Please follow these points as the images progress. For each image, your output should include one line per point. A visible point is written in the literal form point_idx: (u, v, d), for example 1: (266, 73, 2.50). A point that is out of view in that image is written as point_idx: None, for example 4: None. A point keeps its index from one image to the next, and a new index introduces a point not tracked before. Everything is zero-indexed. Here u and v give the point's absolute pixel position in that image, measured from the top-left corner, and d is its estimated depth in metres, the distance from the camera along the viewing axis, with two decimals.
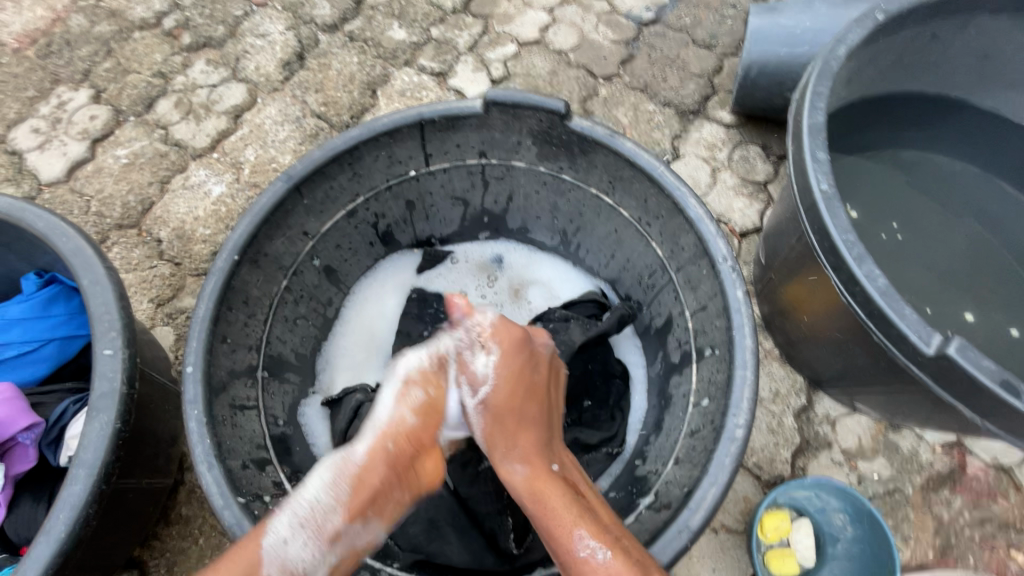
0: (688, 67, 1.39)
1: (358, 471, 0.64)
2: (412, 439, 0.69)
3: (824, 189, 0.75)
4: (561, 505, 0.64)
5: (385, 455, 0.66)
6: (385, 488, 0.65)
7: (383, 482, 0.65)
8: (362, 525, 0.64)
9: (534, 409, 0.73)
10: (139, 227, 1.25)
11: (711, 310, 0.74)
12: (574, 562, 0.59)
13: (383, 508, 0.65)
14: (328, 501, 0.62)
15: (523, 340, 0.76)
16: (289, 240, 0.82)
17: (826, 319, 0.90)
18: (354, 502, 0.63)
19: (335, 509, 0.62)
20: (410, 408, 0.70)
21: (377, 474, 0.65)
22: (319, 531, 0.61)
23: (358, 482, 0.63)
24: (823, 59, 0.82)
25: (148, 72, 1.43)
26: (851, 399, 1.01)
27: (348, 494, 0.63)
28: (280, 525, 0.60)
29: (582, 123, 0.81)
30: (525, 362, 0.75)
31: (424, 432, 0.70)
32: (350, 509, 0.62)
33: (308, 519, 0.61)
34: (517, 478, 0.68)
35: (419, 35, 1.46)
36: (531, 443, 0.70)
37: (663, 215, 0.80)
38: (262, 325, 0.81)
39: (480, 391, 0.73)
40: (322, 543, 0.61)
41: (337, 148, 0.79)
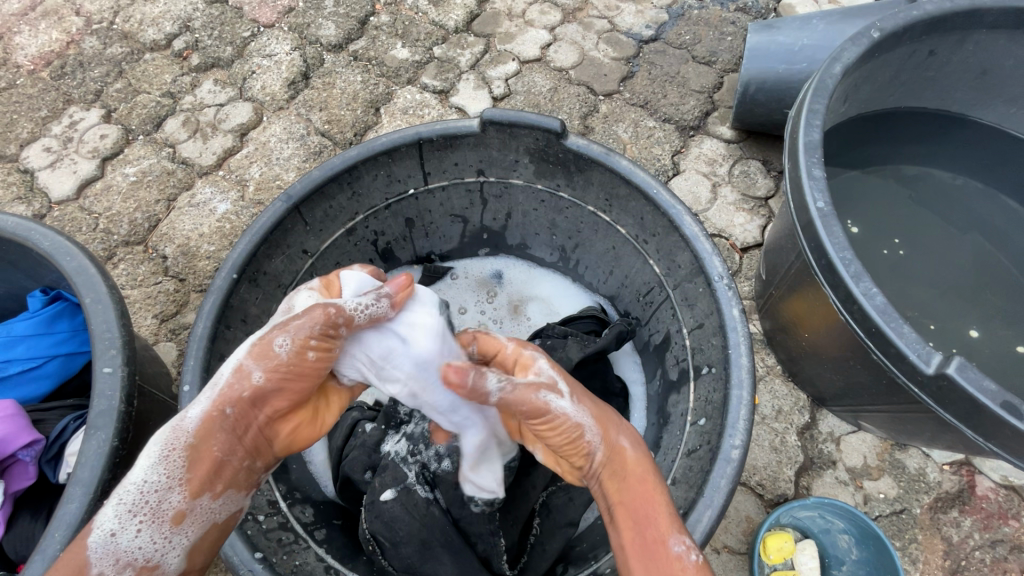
0: (687, 84, 1.40)
1: (190, 443, 0.60)
2: (258, 403, 0.63)
3: (820, 207, 0.74)
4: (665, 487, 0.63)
5: (224, 424, 0.61)
6: (227, 456, 0.62)
7: (223, 452, 0.61)
8: (210, 500, 0.61)
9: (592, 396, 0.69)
10: (145, 244, 1.27)
11: (707, 328, 0.74)
12: (672, 557, 0.56)
13: (231, 478, 0.63)
14: (159, 481, 0.58)
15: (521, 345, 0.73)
16: (288, 258, 0.83)
17: (827, 336, 0.89)
18: (190, 477, 0.60)
19: (168, 489, 0.59)
20: (259, 367, 0.61)
21: (218, 446, 0.61)
22: (156, 514, 0.58)
23: (193, 456, 0.60)
24: (818, 77, 0.82)
25: (158, 92, 1.46)
26: (855, 417, 0.99)
27: (181, 470, 0.59)
28: (106, 517, 0.57)
29: (578, 141, 0.81)
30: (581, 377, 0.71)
31: (275, 394, 0.63)
32: (188, 486, 0.59)
33: (140, 505, 0.58)
34: (630, 458, 0.63)
35: (422, 54, 1.48)
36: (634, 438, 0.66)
37: (659, 233, 0.80)
38: None
39: (562, 387, 0.64)
40: (165, 526, 0.58)
41: (336, 168, 0.80)
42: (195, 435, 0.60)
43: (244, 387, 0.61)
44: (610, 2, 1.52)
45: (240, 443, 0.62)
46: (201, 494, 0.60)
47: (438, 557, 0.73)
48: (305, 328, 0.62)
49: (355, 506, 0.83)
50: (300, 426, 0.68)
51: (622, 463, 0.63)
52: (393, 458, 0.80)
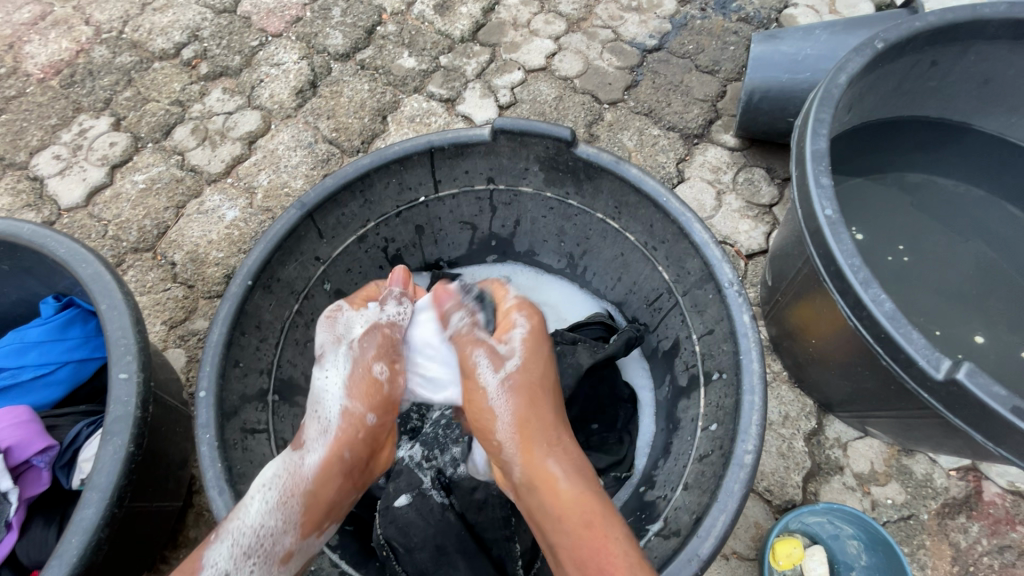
0: (691, 93, 1.42)
1: (308, 485, 0.65)
2: (367, 442, 0.69)
3: (828, 214, 0.75)
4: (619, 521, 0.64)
5: (342, 463, 0.67)
6: (339, 498, 0.67)
7: (336, 494, 0.67)
8: (315, 538, 0.66)
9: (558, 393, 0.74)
10: (154, 251, 1.28)
11: (718, 334, 0.74)
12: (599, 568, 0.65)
13: (337, 515, 0.68)
14: (275, 525, 0.62)
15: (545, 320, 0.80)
16: (301, 265, 0.84)
17: (834, 342, 0.90)
18: (306, 519, 0.64)
19: (283, 532, 0.63)
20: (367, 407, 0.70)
21: (331, 490, 0.66)
22: (267, 555, 0.62)
23: (311, 502, 0.65)
24: (824, 86, 0.84)
25: (166, 101, 1.48)
26: (862, 423, 1.00)
27: (297, 515, 0.64)
28: (218, 559, 0.60)
29: (587, 149, 0.82)
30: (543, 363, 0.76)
31: (379, 432, 0.71)
32: (302, 528, 0.64)
33: (253, 548, 0.61)
34: (561, 491, 0.65)
35: (428, 63, 1.50)
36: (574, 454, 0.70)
37: (669, 240, 0.81)
38: (273, 348, 0.82)
39: (508, 365, 0.72)
40: (275, 566, 0.62)
41: (349, 176, 0.81)
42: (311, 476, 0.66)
43: (357, 429, 0.69)
44: (614, 12, 1.54)
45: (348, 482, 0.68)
46: (311, 534, 0.65)
47: (451, 563, 0.73)
48: (370, 354, 0.72)
49: (367, 512, 0.83)
50: (381, 459, 0.73)
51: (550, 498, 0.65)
52: (407, 464, 0.83)
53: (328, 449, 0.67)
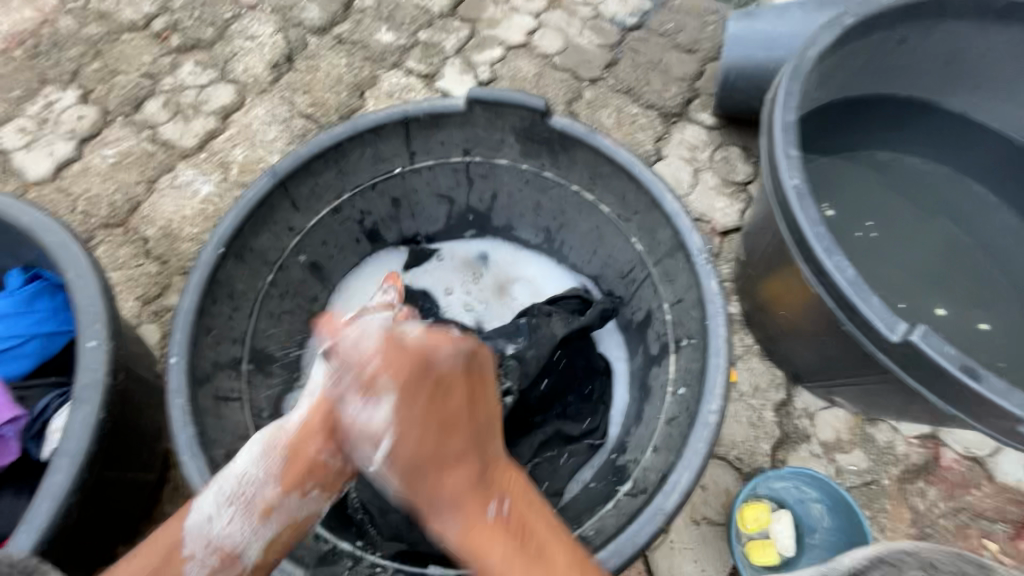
0: (670, 71, 1.43)
1: (290, 440, 0.61)
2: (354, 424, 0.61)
3: (796, 185, 0.77)
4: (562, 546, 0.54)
5: (318, 424, 0.60)
6: (319, 458, 0.60)
7: (319, 454, 0.60)
8: (301, 498, 0.60)
9: (456, 437, 0.55)
10: (125, 226, 1.25)
11: (687, 302, 0.76)
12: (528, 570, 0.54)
13: (324, 477, 0.61)
14: (256, 475, 0.60)
15: (421, 369, 0.54)
16: (274, 235, 0.83)
17: (802, 314, 0.92)
18: (284, 475, 0.60)
19: (264, 481, 0.60)
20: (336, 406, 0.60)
21: (313, 447, 0.60)
22: (249, 507, 0.59)
23: (291, 454, 0.60)
24: (795, 59, 0.85)
25: (136, 73, 1.44)
26: (829, 392, 1.03)
27: (277, 468, 0.60)
28: (204, 503, 0.60)
29: (562, 121, 0.83)
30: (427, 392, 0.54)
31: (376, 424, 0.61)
32: (284, 480, 0.60)
33: (236, 495, 0.59)
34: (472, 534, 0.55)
35: (407, 38, 1.48)
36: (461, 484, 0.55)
37: (641, 210, 0.82)
38: (246, 319, 0.81)
39: (380, 445, 0.56)
40: (253, 518, 0.59)
41: (322, 144, 0.81)
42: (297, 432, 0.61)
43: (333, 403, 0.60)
44: None
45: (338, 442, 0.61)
46: (293, 491, 0.60)
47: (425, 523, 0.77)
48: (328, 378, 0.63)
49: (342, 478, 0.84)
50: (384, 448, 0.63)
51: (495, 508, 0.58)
52: None
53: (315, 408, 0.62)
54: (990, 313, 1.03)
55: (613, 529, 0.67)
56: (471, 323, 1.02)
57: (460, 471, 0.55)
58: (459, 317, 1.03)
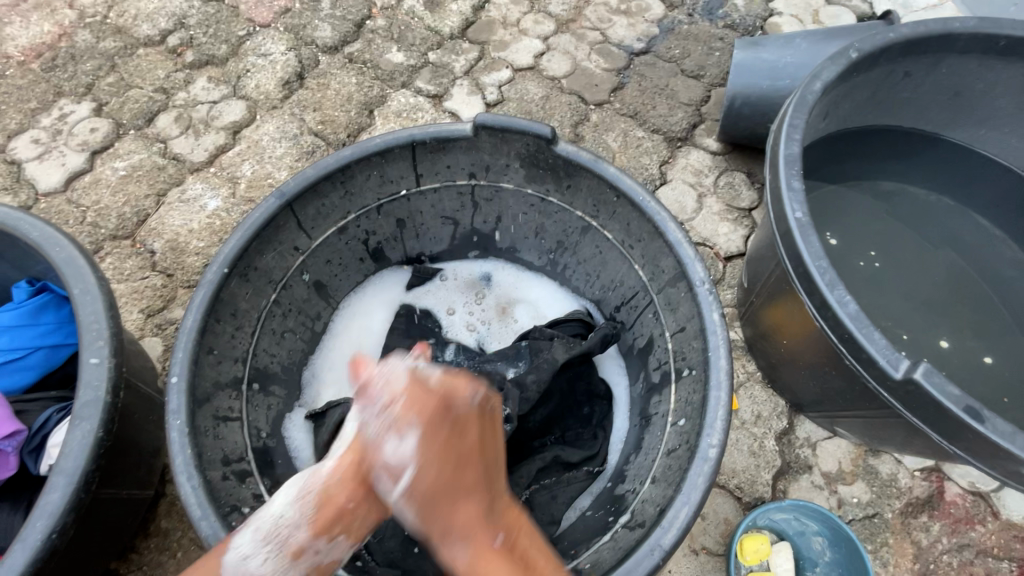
0: (676, 96, 1.45)
1: (325, 485, 0.55)
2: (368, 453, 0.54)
3: (798, 217, 0.75)
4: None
5: (351, 469, 0.54)
6: (351, 506, 0.54)
7: (348, 500, 0.54)
8: (328, 544, 0.55)
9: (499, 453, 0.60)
10: (133, 239, 1.26)
11: (689, 332, 0.75)
12: None
13: (352, 525, 0.56)
14: (290, 516, 0.55)
15: (443, 410, 0.51)
16: (280, 254, 0.83)
17: (805, 343, 0.92)
18: (317, 516, 0.54)
19: (296, 526, 0.54)
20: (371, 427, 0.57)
21: (341, 493, 0.54)
22: (279, 550, 0.54)
23: (323, 498, 0.54)
24: (799, 92, 0.85)
25: (150, 88, 1.47)
26: (832, 423, 1.03)
27: (314, 509, 0.54)
28: (241, 541, 0.56)
29: (567, 148, 0.84)
30: (449, 432, 0.51)
31: None
32: (314, 525, 0.54)
33: (271, 535, 0.55)
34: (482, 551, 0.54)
35: (417, 59, 1.51)
36: (477, 523, 0.51)
37: (644, 238, 0.81)
38: (249, 337, 0.81)
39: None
40: (286, 559, 0.54)
41: (330, 167, 0.81)
42: (330, 474, 0.55)
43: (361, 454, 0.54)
44: (602, 14, 1.56)
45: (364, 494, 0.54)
46: (322, 536, 0.55)
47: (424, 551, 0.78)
48: None
49: None
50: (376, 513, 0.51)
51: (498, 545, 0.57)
52: None
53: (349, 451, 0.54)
54: (995, 347, 1.02)
55: (611, 562, 0.67)
56: (472, 343, 1.02)
57: (474, 510, 0.51)
58: (461, 337, 1.02)
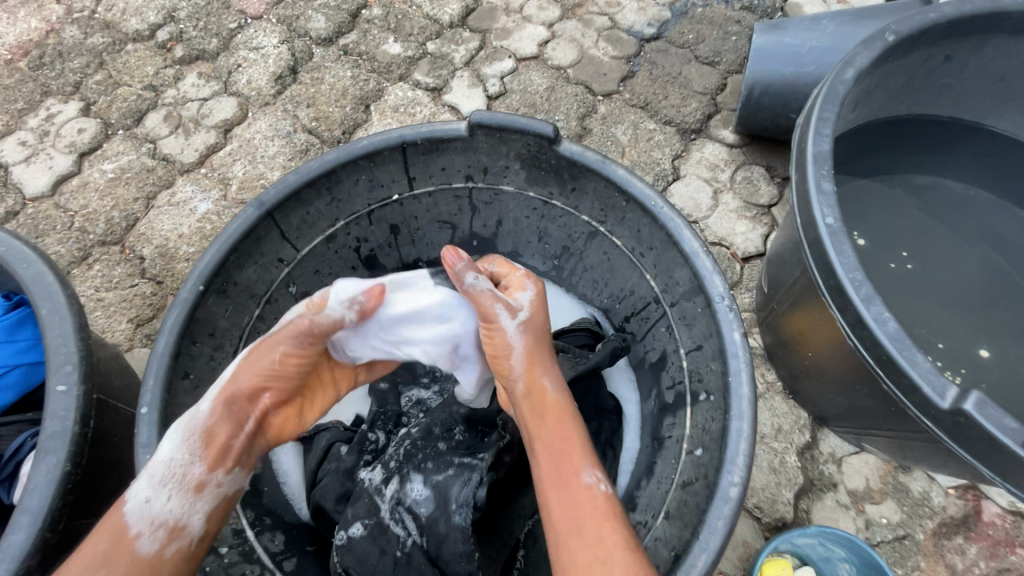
0: (690, 84, 1.36)
1: (208, 427, 0.63)
2: (253, 396, 0.66)
3: (830, 223, 0.67)
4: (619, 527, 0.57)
5: (233, 410, 0.64)
6: (235, 441, 0.65)
7: (231, 437, 0.65)
8: (227, 475, 0.65)
9: (554, 368, 0.70)
10: (122, 244, 1.22)
11: (706, 352, 0.68)
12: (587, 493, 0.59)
13: (241, 457, 0.66)
14: (183, 458, 0.62)
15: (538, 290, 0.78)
16: (262, 267, 0.77)
17: (831, 355, 0.85)
18: (209, 454, 0.63)
19: (192, 463, 0.62)
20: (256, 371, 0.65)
21: (224, 431, 0.64)
22: (182, 486, 0.61)
23: (209, 439, 0.63)
24: (829, 81, 0.77)
25: (139, 85, 1.42)
26: (859, 439, 0.96)
27: (200, 448, 0.62)
28: (137, 489, 0.60)
29: (571, 147, 0.76)
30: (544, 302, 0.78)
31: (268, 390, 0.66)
32: (207, 461, 0.63)
33: (167, 478, 0.61)
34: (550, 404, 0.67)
35: (415, 50, 1.43)
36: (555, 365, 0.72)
37: (656, 247, 0.74)
38: (230, 357, 0.75)
39: (520, 313, 0.71)
40: (188, 493, 0.62)
41: (313, 172, 0.75)
42: (209, 418, 0.64)
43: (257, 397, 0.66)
44: None
45: (243, 427, 0.66)
46: (218, 468, 0.64)
47: None
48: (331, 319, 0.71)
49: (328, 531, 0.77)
50: (286, 420, 0.71)
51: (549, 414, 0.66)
52: (365, 488, 0.73)
53: (222, 395, 0.64)
54: None
55: None
56: None
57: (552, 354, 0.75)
58: None
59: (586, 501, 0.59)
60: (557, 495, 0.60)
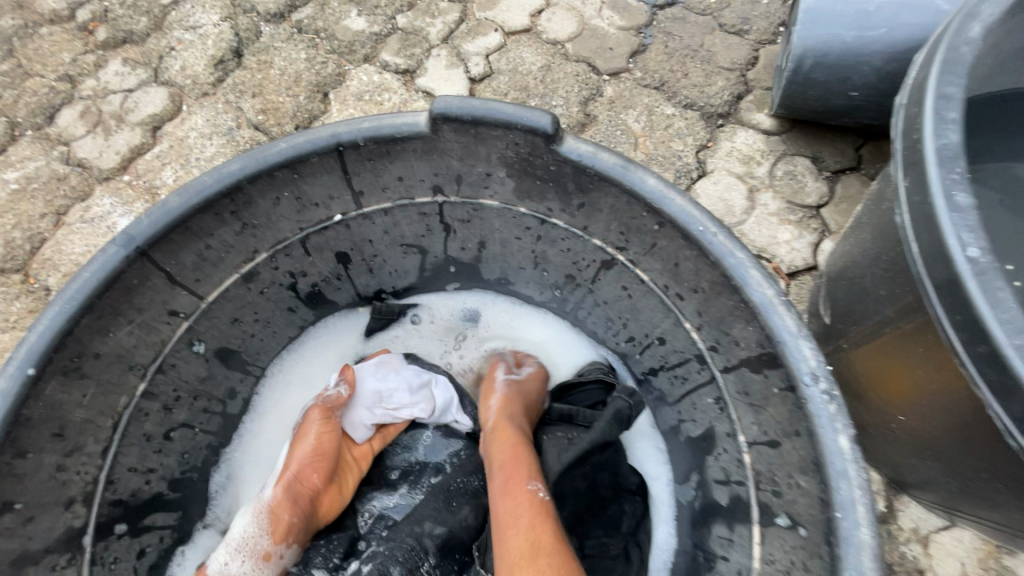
0: (715, 59, 1.12)
1: (270, 508, 0.60)
2: (305, 476, 0.62)
3: (974, 257, 0.45)
4: (558, 546, 0.52)
5: (287, 488, 0.61)
6: (297, 521, 0.60)
7: (294, 518, 0.60)
8: (293, 550, 0.61)
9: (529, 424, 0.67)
10: (24, 272, 0.99)
11: (788, 454, 0.47)
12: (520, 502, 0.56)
13: (306, 533, 0.62)
14: (251, 530, 0.60)
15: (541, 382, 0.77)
16: (142, 326, 0.55)
17: (936, 423, 0.61)
18: (273, 528, 0.59)
19: (259, 535, 0.59)
20: (303, 449, 0.63)
21: (286, 512, 0.60)
22: (252, 557, 0.59)
23: (272, 516, 0.60)
24: (947, 41, 0.53)
25: (53, 75, 1.18)
26: (953, 514, 0.73)
27: (265, 524, 0.60)
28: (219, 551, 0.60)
29: (578, 147, 0.53)
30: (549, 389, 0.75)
31: (313, 467, 0.62)
32: (273, 535, 0.59)
33: (241, 546, 0.59)
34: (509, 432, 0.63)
35: (382, 25, 1.19)
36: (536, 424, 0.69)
37: (704, 288, 0.52)
38: (95, 458, 0.54)
39: (516, 372, 0.71)
40: (257, 563, 0.59)
41: (207, 192, 0.52)
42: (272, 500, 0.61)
43: (304, 478, 0.62)
44: None
45: (302, 509, 0.61)
46: (285, 542, 0.60)
47: None
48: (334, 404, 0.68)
49: None
50: (332, 499, 0.64)
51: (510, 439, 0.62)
52: None
53: (283, 476, 0.62)
54: None
55: None
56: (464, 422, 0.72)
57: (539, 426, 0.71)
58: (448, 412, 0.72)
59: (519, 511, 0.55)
60: (499, 508, 0.57)
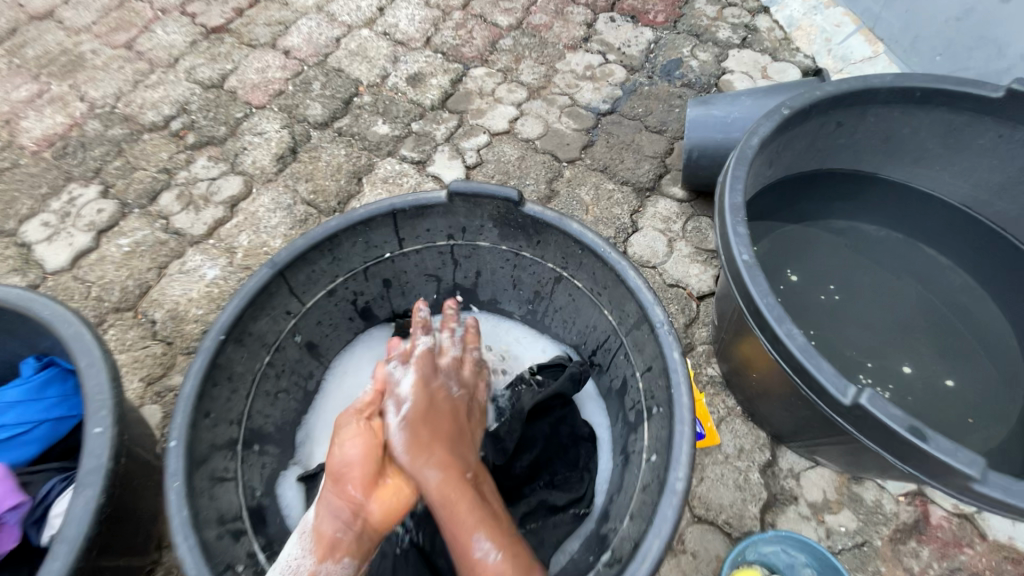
0: (642, 150, 1.57)
1: (315, 525, 0.76)
2: (343, 492, 0.78)
3: (746, 259, 0.83)
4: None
5: (328, 505, 0.77)
6: (339, 535, 0.75)
7: (333, 530, 0.75)
8: (336, 566, 0.74)
9: (437, 455, 0.80)
10: (135, 310, 1.33)
11: (656, 371, 0.80)
12: (472, 562, 0.69)
13: (350, 548, 0.75)
14: (297, 553, 0.76)
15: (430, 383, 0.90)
16: (273, 318, 0.89)
17: (775, 377, 0.97)
18: (315, 546, 0.75)
19: (304, 555, 0.75)
20: (341, 465, 0.80)
21: (329, 525, 0.76)
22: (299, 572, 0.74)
23: (317, 534, 0.76)
24: (740, 147, 0.95)
25: (154, 168, 1.59)
26: (812, 452, 1.05)
27: (311, 543, 0.75)
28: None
29: (534, 208, 0.92)
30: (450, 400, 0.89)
31: (351, 481, 0.79)
32: (316, 554, 0.75)
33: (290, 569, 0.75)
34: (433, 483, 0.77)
35: (401, 129, 1.64)
36: (447, 454, 0.81)
37: (609, 285, 0.88)
38: (243, 399, 0.86)
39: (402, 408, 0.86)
40: None
41: (319, 237, 0.89)
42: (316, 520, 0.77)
43: (345, 493, 0.78)
44: (570, 81, 1.71)
45: (345, 524, 0.76)
46: (326, 559, 0.74)
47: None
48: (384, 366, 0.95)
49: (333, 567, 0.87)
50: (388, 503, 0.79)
51: (438, 497, 0.76)
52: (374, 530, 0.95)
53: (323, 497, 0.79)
54: (958, 370, 1.08)
55: None
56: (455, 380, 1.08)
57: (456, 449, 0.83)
58: None
59: (471, 569, 0.68)
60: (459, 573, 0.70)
